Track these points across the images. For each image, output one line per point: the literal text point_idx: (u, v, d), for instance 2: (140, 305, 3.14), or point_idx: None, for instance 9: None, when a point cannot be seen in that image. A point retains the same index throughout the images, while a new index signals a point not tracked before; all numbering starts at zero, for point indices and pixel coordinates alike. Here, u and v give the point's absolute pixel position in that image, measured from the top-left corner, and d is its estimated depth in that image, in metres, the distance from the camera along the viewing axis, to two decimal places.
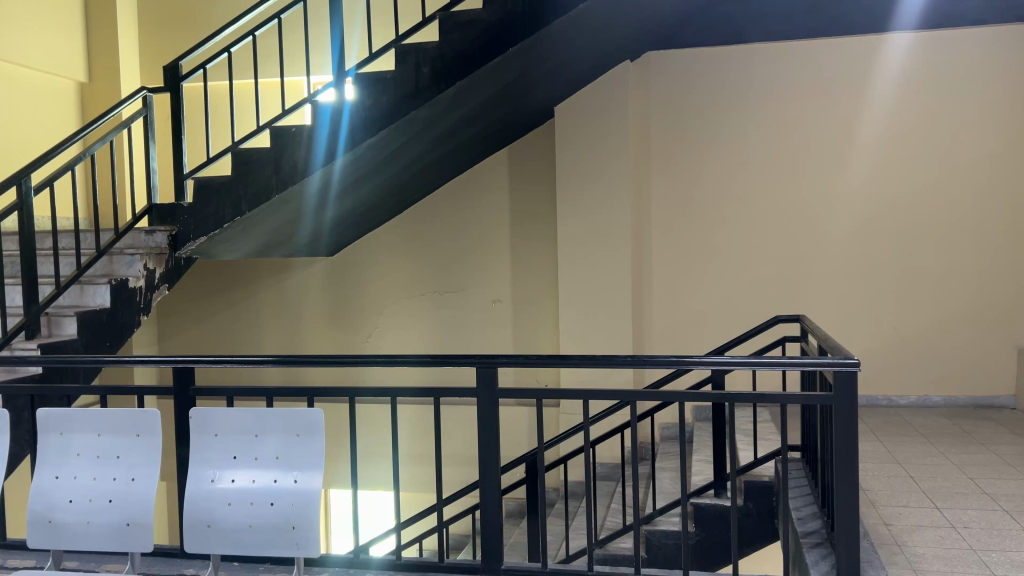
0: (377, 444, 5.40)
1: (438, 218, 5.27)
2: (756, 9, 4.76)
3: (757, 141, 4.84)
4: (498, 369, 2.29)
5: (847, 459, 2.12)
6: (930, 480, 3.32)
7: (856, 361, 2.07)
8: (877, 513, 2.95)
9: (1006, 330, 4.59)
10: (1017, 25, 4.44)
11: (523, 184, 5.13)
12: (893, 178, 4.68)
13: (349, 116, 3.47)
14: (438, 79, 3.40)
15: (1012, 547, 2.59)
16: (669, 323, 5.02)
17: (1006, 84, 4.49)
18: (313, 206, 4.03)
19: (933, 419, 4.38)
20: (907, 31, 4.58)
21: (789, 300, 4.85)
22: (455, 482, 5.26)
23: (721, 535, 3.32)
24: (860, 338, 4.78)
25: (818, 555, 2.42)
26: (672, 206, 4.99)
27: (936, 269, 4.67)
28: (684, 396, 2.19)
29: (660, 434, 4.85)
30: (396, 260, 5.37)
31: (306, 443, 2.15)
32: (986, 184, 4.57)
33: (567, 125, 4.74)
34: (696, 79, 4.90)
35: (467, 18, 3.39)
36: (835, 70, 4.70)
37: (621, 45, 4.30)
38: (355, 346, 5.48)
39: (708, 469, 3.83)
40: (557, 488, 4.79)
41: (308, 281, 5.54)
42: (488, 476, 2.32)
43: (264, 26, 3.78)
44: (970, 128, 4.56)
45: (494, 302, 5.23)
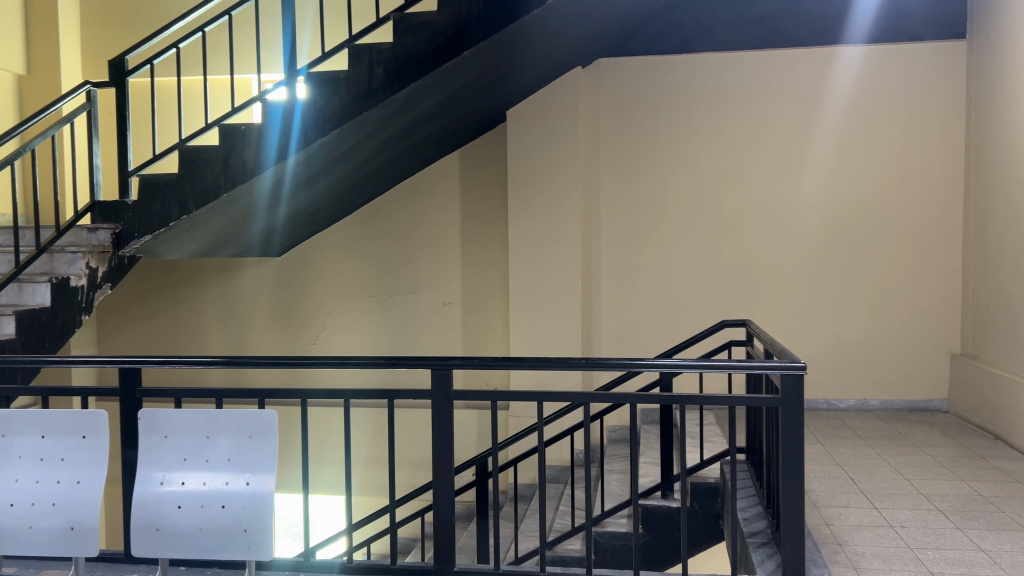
0: (326, 447, 5.33)
1: (390, 218, 5.24)
2: (704, 20, 4.88)
3: (705, 149, 4.93)
4: (453, 371, 2.30)
5: (793, 460, 2.18)
6: (868, 480, 3.43)
7: (802, 365, 2.13)
8: (819, 513, 3.03)
9: (940, 336, 4.75)
10: (953, 42, 4.62)
11: (474, 186, 5.15)
12: (835, 187, 4.81)
13: (301, 114, 3.43)
14: (391, 81, 3.39)
15: (947, 545, 2.68)
16: (618, 327, 5.08)
17: (942, 99, 4.66)
18: (263, 205, 3.98)
19: (871, 421, 4.52)
20: (848, 45, 4.73)
21: (734, 305, 4.94)
22: (405, 485, 5.23)
23: (669, 536, 3.38)
24: (803, 343, 4.90)
25: (763, 554, 2.48)
26: (622, 212, 5.05)
27: (874, 276, 4.81)
28: (635, 399, 2.22)
29: (608, 437, 4.90)
30: (346, 260, 5.33)
31: (258, 445, 2.14)
32: (922, 194, 4.73)
33: (519, 128, 4.76)
34: (646, 86, 4.97)
35: (421, 20, 3.39)
36: (780, 81, 4.82)
37: (575, 50, 4.36)
38: (302, 348, 5.42)
39: (655, 471, 3.90)
40: (507, 491, 4.80)
41: (256, 281, 5.45)
42: (442, 477, 2.33)
43: (213, 23, 3.61)
44: (907, 141, 4.72)
45: (445, 304, 5.22)
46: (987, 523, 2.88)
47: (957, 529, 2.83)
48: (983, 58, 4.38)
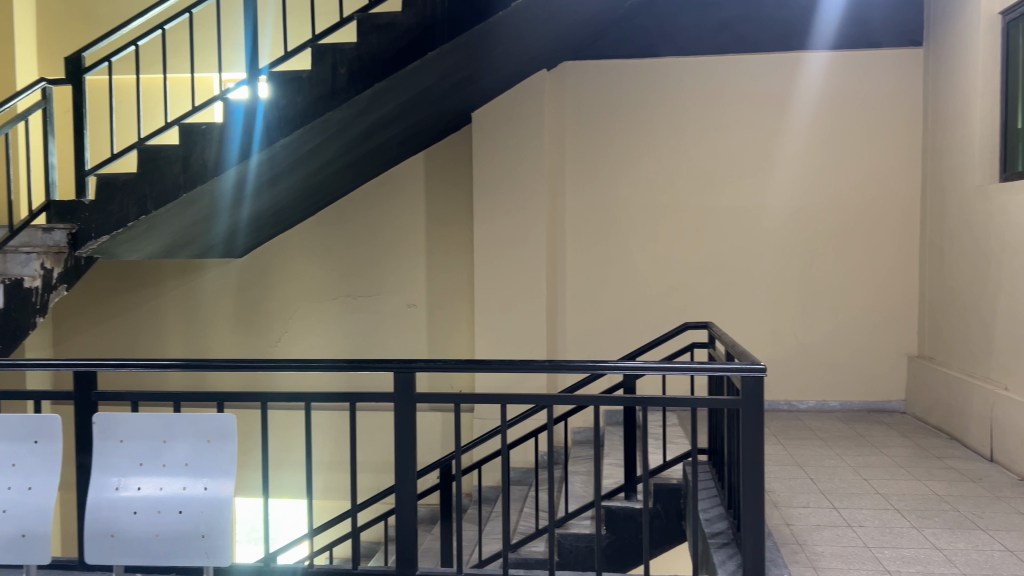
0: (287, 451, 5.27)
1: (354, 219, 5.21)
2: (669, 24, 4.92)
3: (669, 153, 4.97)
4: (416, 374, 2.29)
5: (753, 461, 2.21)
6: (827, 480, 3.48)
7: (762, 366, 2.15)
8: (779, 513, 3.06)
9: (897, 337, 4.83)
10: (910, 49, 4.72)
11: (439, 187, 5.13)
12: (797, 191, 4.88)
13: (263, 115, 3.39)
14: (355, 81, 3.37)
15: (903, 543, 2.73)
16: (582, 329, 5.09)
17: (900, 106, 4.75)
18: (225, 205, 3.92)
19: (831, 422, 4.58)
20: (809, 52, 4.81)
21: (696, 308, 4.99)
22: (368, 489, 5.19)
23: (632, 537, 3.40)
24: (764, 345, 4.95)
25: (724, 555, 2.50)
26: (585, 215, 5.06)
27: (833, 279, 4.88)
28: (599, 400, 2.23)
29: (572, 439, 4.90)
30: (310, 261, 5.28)
31: (216, 449, 2.11)
32: (880, 198, 4.81)
33: (484, 130, 4.76)
34: (610, 90, 4.99)
35: (386, 20, 3.38)
36: (743, 86, 4.87)
37: (541, 53, 4.37)
38: (265, 350, 5.36)
39: (619, 472, 3.93)
40: (470, 494, 4.79)
41: (217, 282, 5.38)
42: (405, 480, 2.32)
43: (173, 20, 3.53)
44: (865, 146, 4.80)
45: (409, 306, 5.19)
46: (942, 522, 2.94)
47: (913, 527, 2.88)
48: (939, 66, 4.47)
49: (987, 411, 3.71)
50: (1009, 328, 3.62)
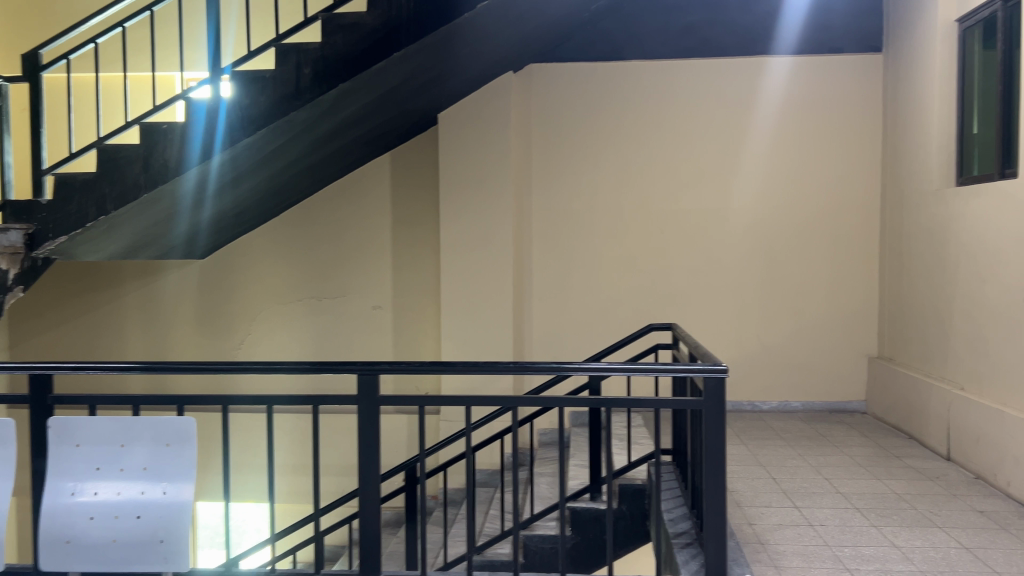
0: (250, 454, 5.21)
1: (319, 220, 5.17)
2: (635, 27, 4.95)
3: (634, 156, 5.00)
4: (380, 377, 2.28)
5: (715, 461, 2.23)
6: (789, 480, 3.52)
7: (724, 367, 2.18)
8: (742, 513, 3.09)
9: (858, 339, 4.91)
10: (870, 55, 4.80)
11: (404, 188, 5.11)
12: (760, 194, 4.93)
13: (226, 113, 3.34)
14: (319, 81, 3.35)
15: (862, 542, 2.77)
16: (548, 331, 5.10)
17: (859, 111, 4.83)
18: (187, 205, 3.87)
19: (793, 423, 4.64)
20: (772, 56, 4.87)
21: (661, 310, 5.02)
22: (332, 492, 5.14)
23: (596, 538, 3.41)
24: (728, 346, 5.00)
25: (687, 555, 2.51)
26: (552, 217, 5.07)
27: (795, 281, 4.94)
28: (564, 402, 2.23)
29: (538, 440, 4.90)
30: (273, 263, 5.23)
31: (176, 454, 2.08)
32: (841, 202, 4.88)
33: (450, 131, 4.75)
34: (576, 92, 5.01)
35: (350, 20, 3.37)
36: (708, 89, 4.92)
37: (507, 55, 4.38)
38: (228, 353, 5.29)
39: (584, 473, 3.94)
40: (436, 496, 4.77)
41: (179, 284, 5.31)
42: (368, 483, 2.30)
43: (134, 18, 3.47)
44: (826, 150, 4.87)
45: (374, 308, 5.17)
46: (900, 520, 2.99)
47: (872, 526, 2.92)
48: (898, 72, 4.56)
49: (944, 411, 3.78)
50: (966, 329, 3.69)
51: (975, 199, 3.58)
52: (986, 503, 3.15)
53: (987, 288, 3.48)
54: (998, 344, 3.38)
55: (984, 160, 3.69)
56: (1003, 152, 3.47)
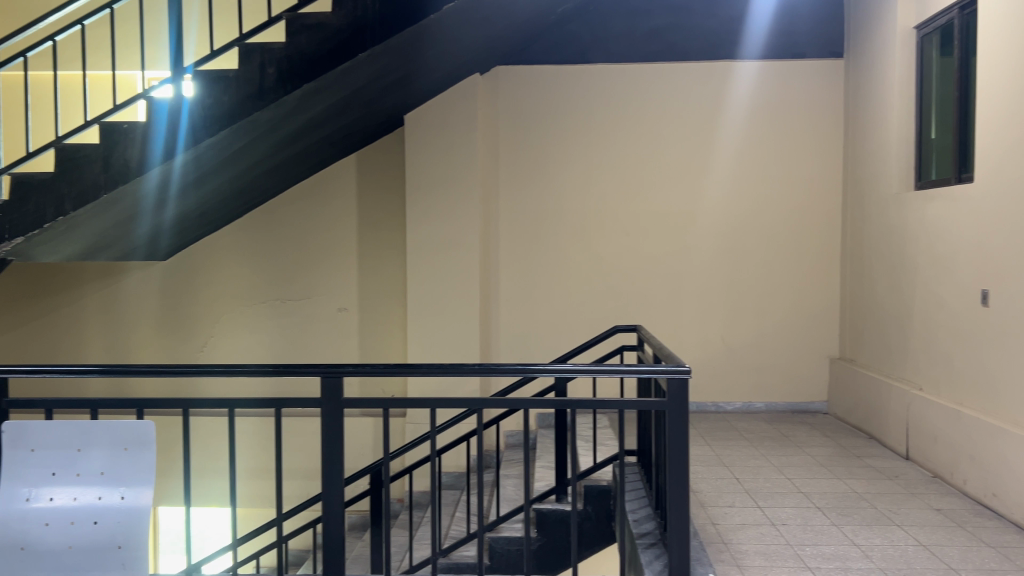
0: (213, 458, 5.15)
1: (284, 221, 5.13)
2: (601, 31, 4.98)
3: (600, 158, 5.02)
4: (344, 379, 2.27)
5: (678, 461, 2.25)
6: (752, 480, 3.56)
7: (687, 368, 2.20)
8: (705, 513, 3.12)
9: (819, 340, 4.98)
10: (832, 60, 4.88)
11: (371, 189, 5.09)
12: (725, 197, 4.98)
13: (188, 113, 3.29)
14: (284, 81, 3.32)
15: (823, 540, 2.80)
16: (515, 333, 5.10)
17: (822, 115, 4.90)
18: (149, 205, 3.80)
19: (756, 423, 4.69)
20: (736, 62, 4.93)
21: (627, 312, 5.05)
22: (296, 496, 5.10)
23: (561, 539, 3.42)
24: (692, 348, 5.04)
25: (651, 555, 2.53)
26: (519, 219, 5.08)
27: (759, 283, 5.00)
28: (530, 404, 2.24)
29: (505, 442, 4.90)
30: (237, 264, 5.17)
31: (134, 458, 2.06)
32: (804, 205, 4.95)
33: (417, 132, 4.74)
34: (543, 94, 5.02)
35: (315, 20, 3.35)
36: (673, 92, 4.96)
37: (474, 57, 4.39)
38: (190, 356, 5.22)
39: (550, 475, 3.95)
40: (402, 499, 4.76)
41: (141, 285, 5.23)
42: (331, 487, 2.29)
43: (93, 15, 3.41)
44: (789, 153, 4.94)
45: (340, 310, 5.13)
46: (861, 519, 3.03)
47: (833, 525, 2.96)
48: (859, 78, 4.64)
49: (903, 411, 3.85)
50: (925, 330, 3.75)
51: (934, 203, 3.65)
52: (943, 502, 3.20)
53: (945, 290, 3.55)
54: (956, 345, 3.45)
55: (941, 165, 3.76)
56: (960, 156, 3.54)
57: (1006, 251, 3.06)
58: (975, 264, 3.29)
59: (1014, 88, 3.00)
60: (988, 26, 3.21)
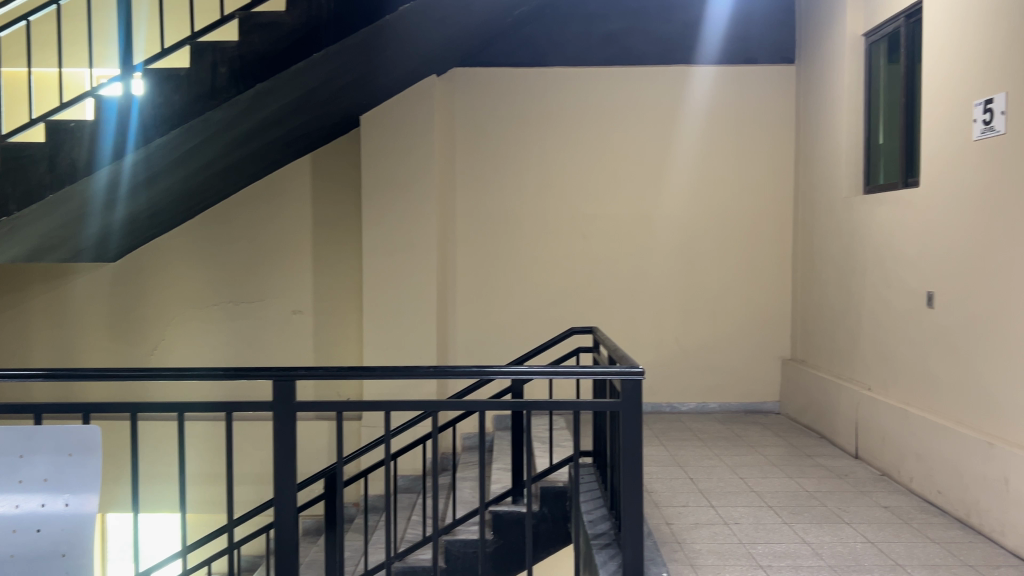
0: (162, 463, 5.06)
1: (237, 223, 5.06)
2: (557, 34, 5.00)
3: (557, 161, 5.04)
4: (297, 382, 2.25)
5: (632, 461, 2.27)
6: (706, 480, 3.59)
7: (640, 369, 2.22)
8: (659, 513, 3.15)
9: (771, 341, 5.06)
10: (783, 66, 4.96)
11: (326, 191, 5.05)
12: (680, 201, 5.04)
13: (138, 112, 3.21)
14: (236, 81, 3.28)
15: (775, 539, 2.85)
16: (471, 336, 5.09)
17: (773, 120, 4.99)
18: (98, 206, 3.72)
19: (710, 424, 4.75)
20: (690, 66, 4.99)
21: (583, 314, 5.07)
22: (249, 501, 5.03)
23: (517, 542, 3.42)
24: (647, 350, 5.08)
25: (606, 555, 2.54)
26: (476, 222, 5.07)
27: (713, 285, 5.06)
28: (486, 406, 2.23)
29: (461, 445, 4.90)
30: (188, 266, 5.09)
31: (79, 464, 2.01)
32: (757, 208, 5.02)
33: (372, 134, 4.71)
34: (500, 96, 5.03)
35: (268, 19, 3.32)
36: (629, 96, 5.00)
37: (431, 59, 4.38)
38: (140, 360, 5.12)
39: (507, 477, 3.96)
40: (357, 503, 4.72)
41: (89, 288, 5.11)
42: (283, 493, 2.26)
43: (39, 11, 3.31)
44: (742, 157, 5.01)
45: (294, 313, 5.08)
46: (811, 517, 3.08)
47: (784, 523, 3.01)
48: (809, 84, 4.72)
49: (852, 410, 3.92)
50: (873, 331, 3.83)
51: (881, 206, 3.73)
52: (890, 499, 3.27)
53: (892, 292, 3.63)
54: (903, 346, 3.53)
55: (889, 169, 3.84)
56: (906, 161, 3.62)
57: (950, 254, 3.14)
58: (921, 267, 3.37)
59: (958, 95, 3.08)
60: (933, 35, 3.29)
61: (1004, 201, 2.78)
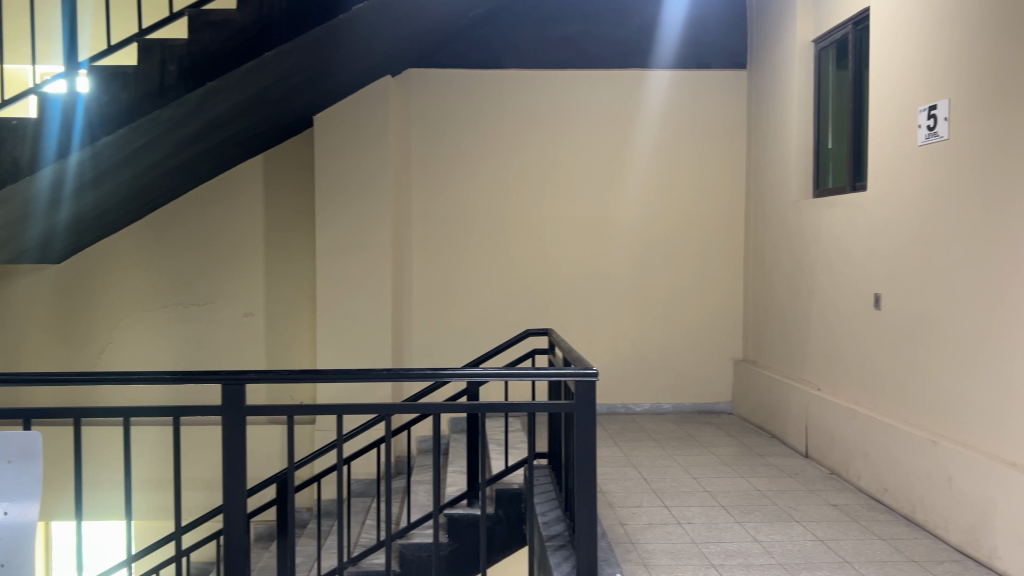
0: (109, 469, 4.94)
1: (187, 224, 4.97)
2: (513, 36, 5.01)
3: (512, 163, 5.04)
4: (246, 386, 2.21)
5: (586, 462, 2.27)
6: (660, 480, 3.62)
7: (594, 370, 2.23)
8: (614, 513, 3.16)
9: (724, 343, 5.12)
10: (735, 71, 5.04)
11: (278, 191, 4.98)
12: (635, 203, 5.07)
13: (84, 110, 3.13)
14: (186, 79, 3.23)
15: (726, 538, 2.88)
16: (427, 338, 5.05)
17: (725, 125, 5.06)
18: (42, 206, 3.61)
19: (664, 424, 4.79)
20: (645, 70, 5.03)
21: (539, 316, 5.07)
22: (198, 507, 4.94)
23: (472, 545, 3.41)
24: (602, 352, 5.11)
25: (560, 557, 2.54)
26: (431, 223, 5.04)
27: (666, 287, 5.10)
28: (440, 409, 2.22)
29: (416, 448, 4.87)
30: (137, 267, 4.99)
31: (18, 471, 1.95)
32: (709, 210, 5.08)
33: (326, 135, 4.66)
34: (456, 97, 5.01)
35: (219, 18, 3.30)
36: (584, 99, 5.03)
37: (386, 59, 4.35)
38: (86, 364, 5.00)
39: (462, 480, 3.94)
40: (310, 508, 4.66)
41: (31, 291, 4.95)
42: (233, 499, 2.22)
43: None
44: (695, 160, 5.07)
45: (246, 315, 5.01)
46: (762, 516, 3.12)
47: (736, 522, 3.04)
48: (761, 88, 4.80)
49: (803, 410, 3.98)
50: (822, 332, 3.90)
51: (830, 210, 3.80)
52: (839, 497, 3.34)
53: (840, 294, 3.70)
54: (850, 347, 3.60)
55: (837, 173, 3.92)
56: (854, 165, 3.70)
57: (896, 257, 3.21)
58: (868, 269, 3.44)
59: (904, 101, 3.15)
60: (878, 43, 3.36)
61: (948, 205, 2.85)
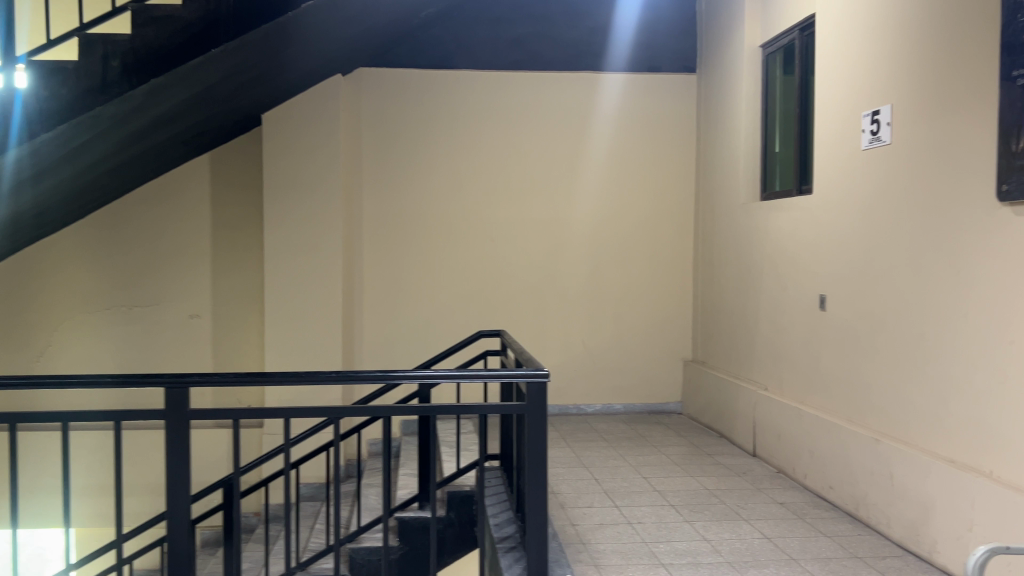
0: (48, 476, 4.80)
1: (131, 223, 4.86)
2: (465, 37, 5.00)
3: (465, 163, 5.03)
4: (190, 390, 2.16)
5: (538, 463, 2.27)
6: (611, 480, 3.64)
7: (545, 372, 2.22)
8: (565, 514, 3.17)
9: (674, 343, 5.17)
10: (685, 75, 5.10)
11: (225, 191, 4.90)
12: (587, 205, 5.10)
13: (22, 105, 3.02)
14: (128, 76, 3.21)
15: (676, 537, 2.90)
16: (378, 339, 5.01)
17: (675, 128, 5.12)
18: None
19: (615, 425, 4.81)
20: (597, 72, 5.06)
21: (491, 317, 5.06)
22: (142, 514, 4.82)
23: (423, 547, 3.39)
24: (554, 353, 5.11)
25: (511, 558, 2.53)
26: (382, 224, 5.00)
27: (618, 288, 5.14)
28: (390, 411, 2.19)
29: (367, 451, 4.83)
30: (79, 268, 4.85)
31: None
32: (660, 213, 5.13)
33: (276, 133, 4.59)
34: (408, 97, 4.98)
35: (163, 13, 3.31)
36: (537, 100, 5.03)
37: (336, 57, 4.31)
38: (24, 367, 4.83)
39: (413, 482, 3.92)
40: (258, 512, 4.59)
41: None
42: (176, 506, 2.16)
43: None
44: (646, 162, 5.11)
45: (192, 317, 4.91)
46: (710, 514, 3.16)
47: (685, 521, 3.07)
48: (710, 92, 4.86)
49: (751, 409, 4.04)
50: (770, 332, 3.96)
51: (777, 212, 3.86)
52: (786, 495, 3.39)
53: (787, 295, 3.76)
54: (796, 347, 3.66)
55: (784, 176, 3.98)
56: (800, 169, 3.76)
57: (841, 259, 3.27)
58: (814, 271, 3.50)
59: (848, 106, 3.22)
60: (823, 49, 3.44)
61: (890, 209, 2.92)
